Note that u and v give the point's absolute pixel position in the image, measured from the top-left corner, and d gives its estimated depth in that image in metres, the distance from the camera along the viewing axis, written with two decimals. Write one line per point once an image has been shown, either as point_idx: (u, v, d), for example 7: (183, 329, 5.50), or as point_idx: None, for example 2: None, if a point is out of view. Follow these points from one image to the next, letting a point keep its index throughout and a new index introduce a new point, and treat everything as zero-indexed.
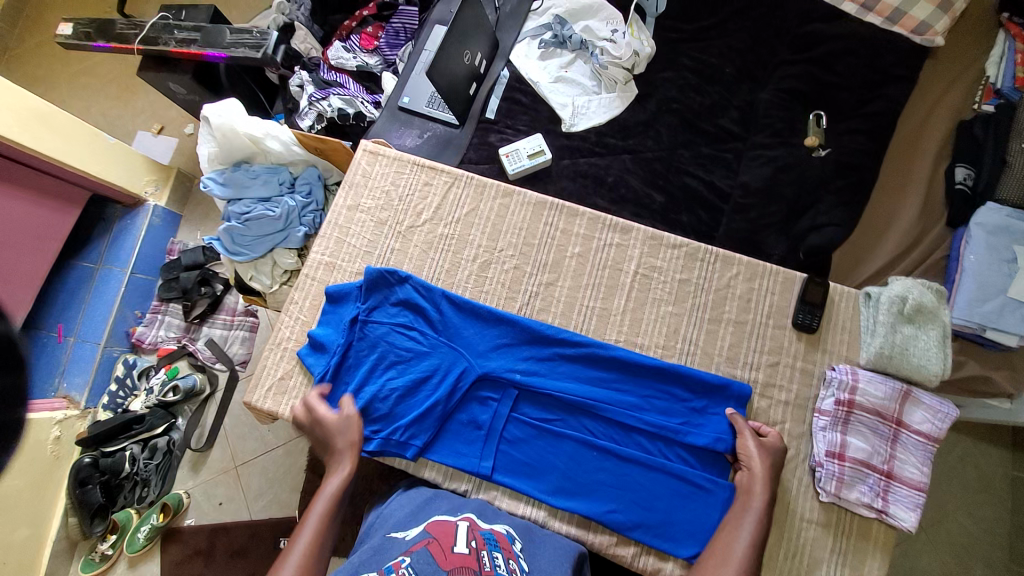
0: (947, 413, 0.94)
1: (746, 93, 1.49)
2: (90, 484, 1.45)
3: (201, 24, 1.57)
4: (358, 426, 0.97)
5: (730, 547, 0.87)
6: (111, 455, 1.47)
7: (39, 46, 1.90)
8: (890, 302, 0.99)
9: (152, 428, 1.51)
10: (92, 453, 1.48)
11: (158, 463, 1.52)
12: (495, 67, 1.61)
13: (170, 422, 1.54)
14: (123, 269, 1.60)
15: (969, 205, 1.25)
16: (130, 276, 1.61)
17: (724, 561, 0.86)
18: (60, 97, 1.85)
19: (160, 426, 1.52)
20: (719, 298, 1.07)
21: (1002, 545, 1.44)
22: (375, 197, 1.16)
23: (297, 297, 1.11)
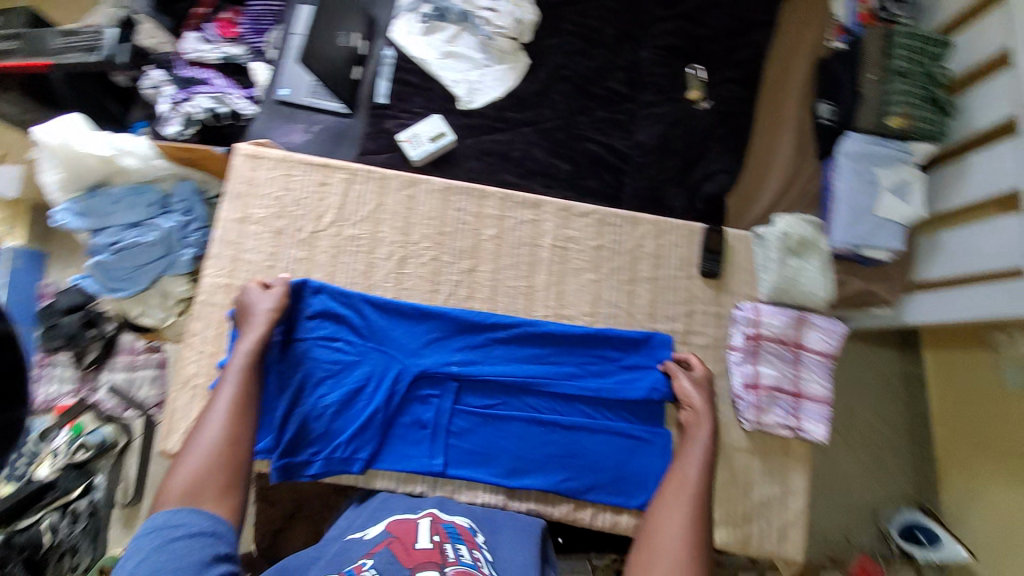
0: (836, 330, 1.07)
1: (628, 53, 1.51)
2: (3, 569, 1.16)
3: (21, 30, 1.38)
4: (279, 297, 0.95)
5: (685, 474, 0.91)
6: (23, 532, 1.20)
7: None
8: (778, 239, 1.09)
9: (69, 491, 1.28)
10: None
11: (85, 526, 1.32)
12: (377, 47, 1.53)
13: (89, 481, 1.33)
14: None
15: (834, 137, 1.38)
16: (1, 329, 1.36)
17: (682, 487, 0.89)
18: None
19: (77, 489, 1.30)
20: (633, 259, 1.11)
21: (905, 433, 1.72)
22: (265, 205, 1.06)
23: (197, 328, 1.00)
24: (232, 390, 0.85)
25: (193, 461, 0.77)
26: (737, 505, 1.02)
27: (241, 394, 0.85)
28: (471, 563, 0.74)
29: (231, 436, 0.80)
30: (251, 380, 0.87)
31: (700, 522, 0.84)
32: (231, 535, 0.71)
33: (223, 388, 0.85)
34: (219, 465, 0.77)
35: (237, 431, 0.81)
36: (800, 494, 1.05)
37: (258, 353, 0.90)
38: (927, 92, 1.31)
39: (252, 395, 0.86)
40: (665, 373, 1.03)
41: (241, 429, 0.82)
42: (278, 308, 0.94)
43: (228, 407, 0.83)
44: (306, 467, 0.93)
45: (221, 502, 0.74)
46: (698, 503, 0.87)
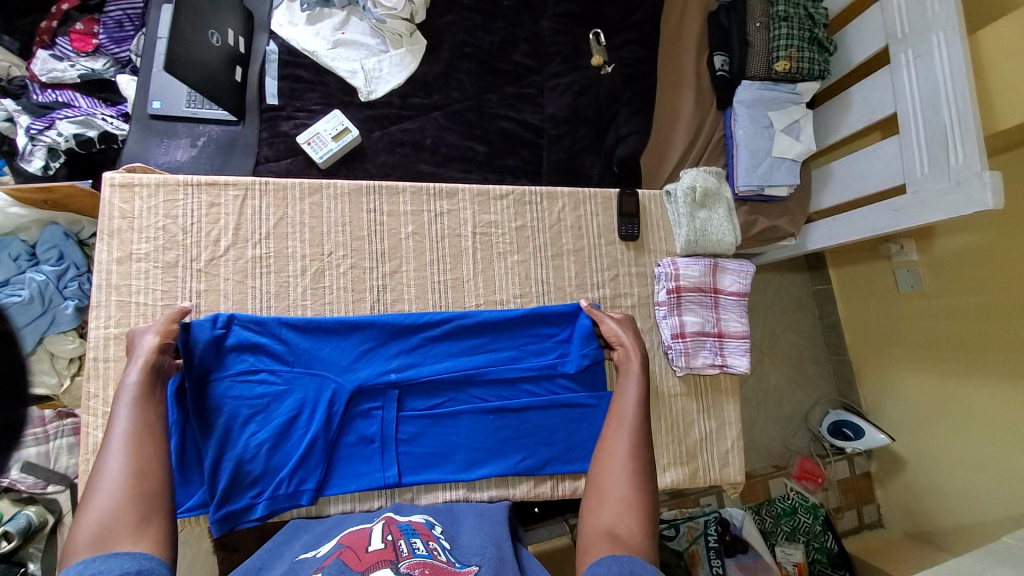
0: (745, 270, 1.14)
1: (529, 23, 1.51)
2: None
3: None
4: (167, 323, 0.89)
5: (623, 409, 0.91)
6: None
7: None
8: (685, 193, 1.13)
9: None
10: None
11: None
12: (257, 43, 1.40)
13: (18, 573, 1.24)
14: None
15: (730, 87, 1.45)
16: None
17: (620, 420, 0.89)
18: None
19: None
20: (556, 233, 1.12)
21: (820, 343, 1.92)
22: (149, 238, 0.97)
23: (95, 389, 0.92)
24: (127, 425, 0.75)
25: (96, 505, 0.66)
26: (680, 445, 1.10)
27: (140, 426, 0.76)
28: (427, 554, 0.74)
29: (138, 467, 0.71)
30: (148, 411, 0.78)
31: (641, 450, 0.84)
32: (165, 569, 0.61)
33: (115, 427, 0.75)
34: (130, 499, 0.67)
35: (143, 462, 0.72)
36: (735, 422, 1.14)
37: (147, 386, 0.81)
38: (808, 32, 1.38)
39: (154, 425, 0.77)
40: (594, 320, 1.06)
41: (148, 459, 0.72)
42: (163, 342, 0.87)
43: (127, 440, 0.73)
44: (250, 511, 0.89)
45: (141, 536, 0.64)
46: (637, 432, 0.87)
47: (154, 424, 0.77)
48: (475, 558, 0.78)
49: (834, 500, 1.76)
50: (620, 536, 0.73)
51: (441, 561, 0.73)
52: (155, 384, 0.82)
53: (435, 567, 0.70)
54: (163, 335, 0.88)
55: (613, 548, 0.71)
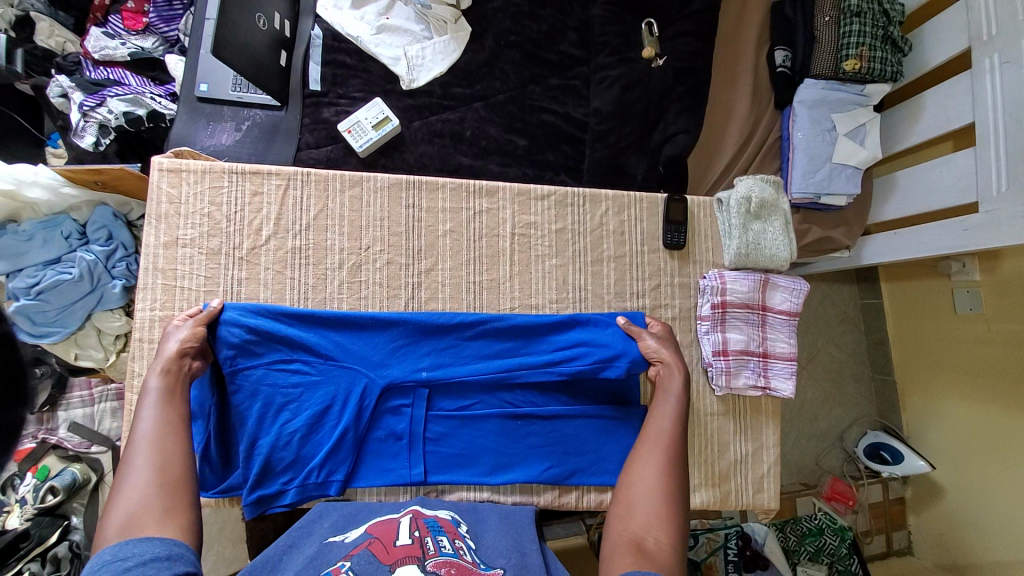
0: (799, 289, 1.07)
1: (578, 12, 1.44)
2: None
3: None
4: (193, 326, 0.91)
5: (660, 425, 0.93)
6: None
7: None
8: (739, 203, 1.06)
9: (45, 539, 1.29)
10: None
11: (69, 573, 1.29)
12: (303, 26, 1.39)
13: (64, 525, 1.33)
14: None
15: (791, 85, 1.35)
16: None
17: (654, 440, 0.91)
18: None
19: (54, 534, 1.30)
20: (597, 238, 1.08)
21: (863, 360, 1.82)
22: (194, 224, 0.98)
23: (138, 368, 0.94)
24: (151, 424, 0.80)
25: (125, 496, 0.71)
26: (712, 466, 1.06)
27: (162, 426, 0.80)
28: (453, 553, 0.73)
29: (162, 462, 0.75)
30: (170, 411, 0.82)
31: (671, 470, 0.86)
32: (192, 555, 0.65)
33: (141, 427, 0.80)
34: (156, 489, 0.72)
35: (167, 458, 0.76)
36: (772, 447, 1.08)
37: (170, 387, 0.85)
38: (883, 29, 1.27)
39: (174, 423, 0.81)
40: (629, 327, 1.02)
41: (171, 455, 0.77)
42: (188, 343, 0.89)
43: (150, 438, 0.77)
44: (280, 498, 0.91)
45: (165, 525, 0.68)
46: (671, 452, 0.89)
47: (176, 424, 0.81)
48: (501, 560, 0.76)
49: (862, 523, 1.68)
50: (646, 547, 0.74)
51: (467, 562, 0.72)
52: (176, 387, 0.85)
53: (461, 569, 0.69)
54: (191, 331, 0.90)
55: (637, 561, 0.71)
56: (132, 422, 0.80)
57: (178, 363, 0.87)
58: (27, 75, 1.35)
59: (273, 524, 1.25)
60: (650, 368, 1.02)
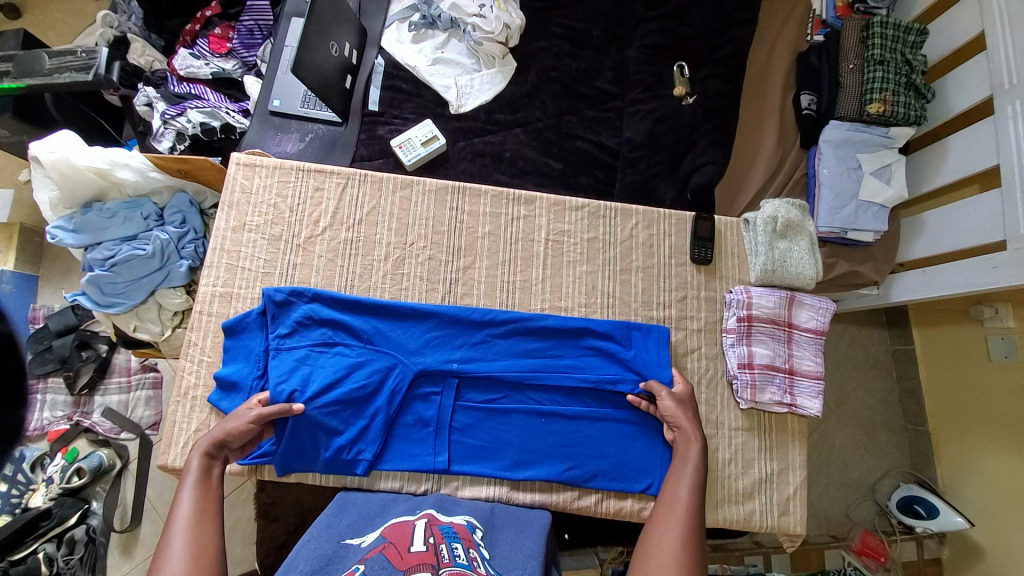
0: (825, 308, 1.09)
1: (615, 53, 1.57)
2: None
3: (12, 52, 1.39)
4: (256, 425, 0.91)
5: (676, 494, 0.90)
6: (21, 563, 1.31)
7: None
8: (765, 223, 1.11)
9: (64, 519, 1.40)
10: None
11: (82, 556, 1.40)
12: (367, 55, 1.55)
13: (83, 508, 1.43)
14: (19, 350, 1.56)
15: (817, 126, 1.42)
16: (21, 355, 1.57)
17: (672, 507, 0.88)
18: None
19: (73, 515, 1.41)
20: (626, 249, 1.13)
21: (895, 409, 1.75)
22: (261, 213, 1.08)
23: (194, 338, 1.02)
24: (189, 507, 0.81)
25: None
26: (735, 483, 1.04)
27: (198, 509, 0.82)
28: (467, 564, 0.71)
29: (198, 548, 0.76)
30: (206, 495, 0.84)
31: (690, 545, 0.82)
32: None
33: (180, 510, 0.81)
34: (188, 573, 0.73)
35: (200, 541, 0.77)
36: (799, 469, 1.07)
37: (208, 471, 0.87)
38: (904, 77, 1.34)
39: (210, 508, 0.83)
40: (649, 391, 1.01)
41: (204, 539, 0.78)
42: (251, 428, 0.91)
43: (187, 519, 0.79)
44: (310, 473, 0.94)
45: None
46: (688, 522, 0.85)
47: (212, 508, 0.83)
48: (515, 572, 0.76)
49: None
50: None
51: (479, 574, 0.70)
52: (214, 470, 0.88)
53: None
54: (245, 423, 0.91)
55: None
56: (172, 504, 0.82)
57: (223, 446, 0.90)
58: (116, 85, 1.44)
59: (286, 522, 1.27)
60: (670, 433, 1.01)
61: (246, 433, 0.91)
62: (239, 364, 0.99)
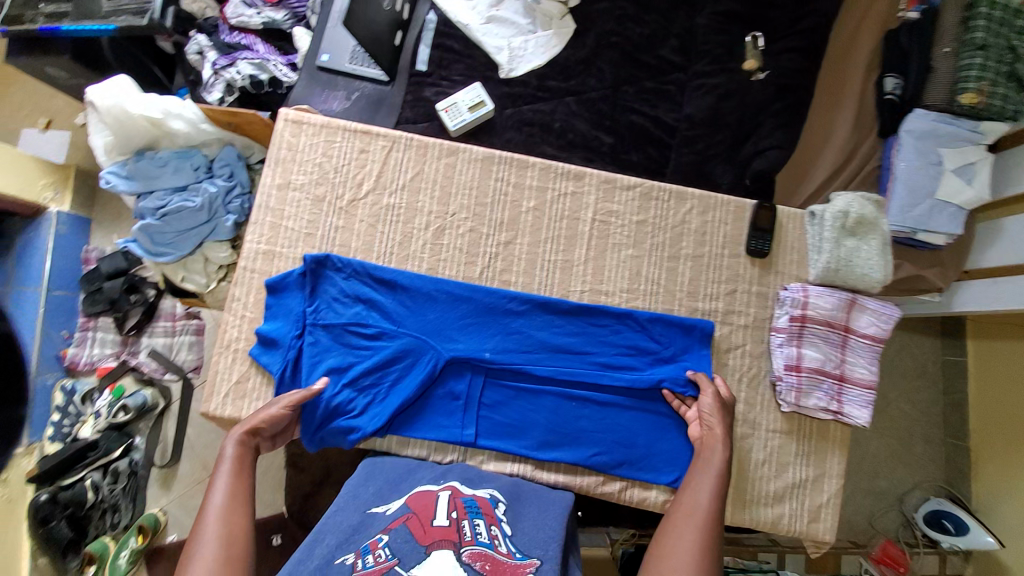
0: (889, 314, 1.01)
1: (683, 19, 1.46)
2: (54, 520, 1.45)
3: None
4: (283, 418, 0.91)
5: (696, 498, 0.86)
6: (70, 487, 1.47)
7: None
8: (834, 218, 1.02)
9: (109, 452, 1.52)
10: (49, 489, 1.48)
11: (125, 485, 1.54)
12: (420, 11, 1.49)
13: (127, 443, 1.55)
14: (38, 288, 1.58)
15: (898, 114, 1.29)
16: (47, 294, 1.59)
17: (690, 514, 0.84)
18: None
19: (117, 449, 1.53)
20: (676, 235, 1.07)
21: (937, 422, 1.64)
22: (306, 171, 1.07)
23: (238, 293, 1.03)
24: (222, 495, 0.82)
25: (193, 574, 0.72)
26: (766, 486, 1.01)
27: (229, 498, 0.82)
28: (488, 543, 0.74)
29: (228, 539, 0.77)
30: (239, 482, 0.84)
31: (706, 553, 0.78)
32: None
33: (212, 498, 0.81)
34: (218, 563, 0.74)
35: (230, 529, 0.78)
36: (836, 477, 1.02)
37: (242, 457, 0.86)
38: (1007, 66, 1.20)
39: (241, 495, 0.83)
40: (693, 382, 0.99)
41: (235, 529, 0.78)
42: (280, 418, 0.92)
43: (220, 506, 0.80)
44: (344, 440, 0.97)
45: None
46: (707, 528, 0.81)
47: (244, 496, 0.83)
48: (537, 551, 0.76)
49: None
50: None
51: (500, 555, 0.72)
52: (247, 457, 0.87)
53: (495, 566, 0.70)
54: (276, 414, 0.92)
55: None
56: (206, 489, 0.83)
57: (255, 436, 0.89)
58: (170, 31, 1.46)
59: (313, 474, 1.32)
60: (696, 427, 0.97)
61: (277, 424, 0.91)
62: (279, 322, 1.01)
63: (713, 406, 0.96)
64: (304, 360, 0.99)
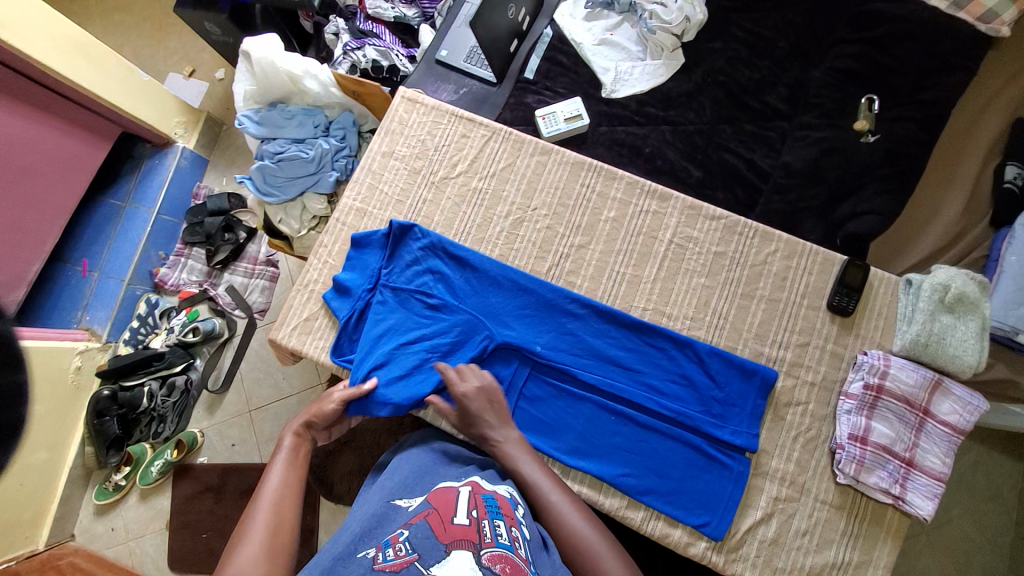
0: (976, 406, 0.92)
1: (797, 70, 1.46)
2: (107, 415, 1.62)
3: None
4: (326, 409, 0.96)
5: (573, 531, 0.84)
6: (130, 390, 1.63)
7: (110, 7, 2.11)
8: (932, 290, 0.96)
9: (171, 365, 1.66)
10: (110, 387, 1.65)
11: (175, 401, 1.66)
12: (538, 25, 1.58)
13: (188, 361, 1.69)
14: (150, 209, 1.77)
15: (1013, 205, 1.20)
16: (156, 216, 1.78)
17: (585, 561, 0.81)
18: (126, 43, 2.08)
19: (179, 364, 1.67)
20: (754, 274, 1.04)
21: (1004, 558, 1.38)
22: (410, 145, 1.15)
23: (326, 241, 1.12)
24: (276, 482, 0.86)
25: (239, 556, 0.76)
26: (801, 558, 0.94)
27: (283, 486, 0.86)
28: (508, 545, 0.72)
29: (276, 526, 0.80)
30: (292, 472, 0.88)
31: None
32: None
33: (268, 484, 0.86)
34: (263, 549, 0.77)
35: (279, 519, 0.81)
36: (881, 569, 0.93)
37: (298, 449, 0.92)
38: None
39: (293, 485, 0.87)
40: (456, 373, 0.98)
41: (282, 516, 0.82)
42: (331, 412, 0.96)
43: (274, 493, 0.84)
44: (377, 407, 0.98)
45: None
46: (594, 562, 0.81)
47: (296, 486, 0.87)
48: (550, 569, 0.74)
49: None
50: None
51: (520, 559, 0.71)
52: (302, 449, 0.92)
53: (515, 569, 0.68)
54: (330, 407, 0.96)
55: None
56: (262, 477, 0.87)
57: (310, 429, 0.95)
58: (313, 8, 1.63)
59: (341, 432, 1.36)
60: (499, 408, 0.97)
61: (328, 417, 0.96)
62: (355, 274, 1.08)
63: (496, 384, 0.97)
64: (369, 315, 1.06)
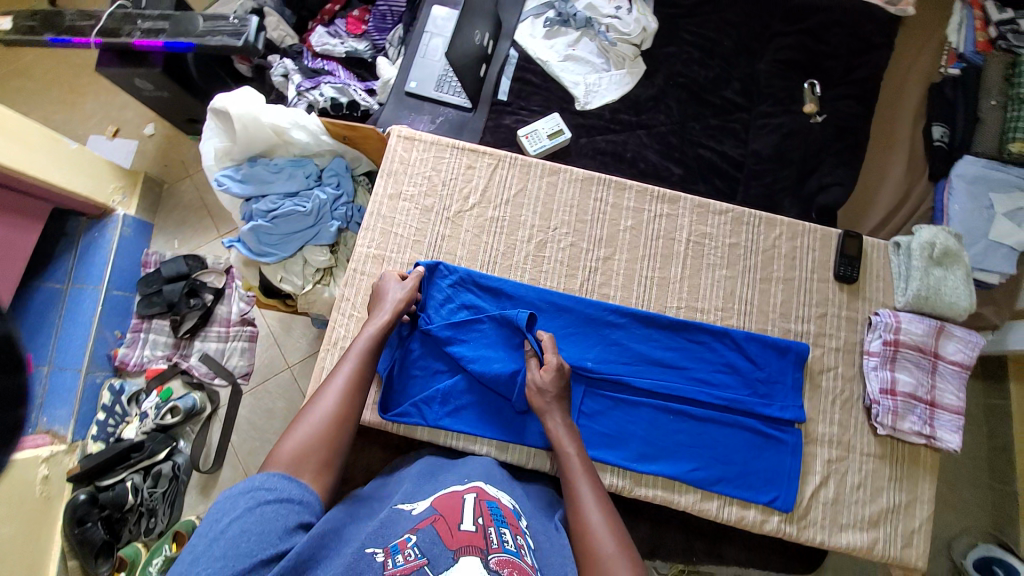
0: (975, 342, 1.06)
1: (745, 65, 1.59)
2: (89, 521, 1.43)
3: (167, 12, 1.50)
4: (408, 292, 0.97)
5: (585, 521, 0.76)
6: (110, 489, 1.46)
7: (8, 74, 1.88)
8: (922, 248, 1.09)
9: (153, 454, 1.50)
10: (87, 490, 1.46)
11: (163, 490, 1.50)
12: (501, 46, 1.59)
13: (171, 446, 1.53)
14: (98, 287, 1.59)
15: (948, 159, 1.37)
16: (106, 292, 1.61)
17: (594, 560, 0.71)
18: (36, 110, 1.86)
19: (162, 451, 1.51)
20: (767, 258, 1.12)
21: (981, 466, 1.49)
22: (416, 183, 1.13)
23: (348, 294, 1.07)
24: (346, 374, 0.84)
25: (302, 426, 0.75)
26: (860, 510, 1.01)
27: (351, 380, 0.83)
28: (516, 551, 0.65)
29: (344, 410, 0.79)
30: (365, 363, 0.86)
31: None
32: (298, 491, 0.68)
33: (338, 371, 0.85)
34: (325, 432, 0.76)
35: (344, 408, 0.79)
36: (926, 503, 1.03)
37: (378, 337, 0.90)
38: None
39: (364, 380, 0.85)
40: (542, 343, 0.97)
41: (350, 406, 0.80)
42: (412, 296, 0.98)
43: (344, 381, 0.82)
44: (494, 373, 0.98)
45: (319, 479, 0.72)
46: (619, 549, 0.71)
47: (366, 379, 0.85)
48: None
49: None
50: None
51: (527, 565, 0.64)
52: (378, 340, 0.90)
53: None
54: (411, 291, 0.98)
55: None
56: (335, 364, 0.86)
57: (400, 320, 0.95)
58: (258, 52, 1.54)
59: None
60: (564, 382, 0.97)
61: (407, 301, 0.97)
62: None
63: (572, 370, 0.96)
64: (409, 362, 1.02)
